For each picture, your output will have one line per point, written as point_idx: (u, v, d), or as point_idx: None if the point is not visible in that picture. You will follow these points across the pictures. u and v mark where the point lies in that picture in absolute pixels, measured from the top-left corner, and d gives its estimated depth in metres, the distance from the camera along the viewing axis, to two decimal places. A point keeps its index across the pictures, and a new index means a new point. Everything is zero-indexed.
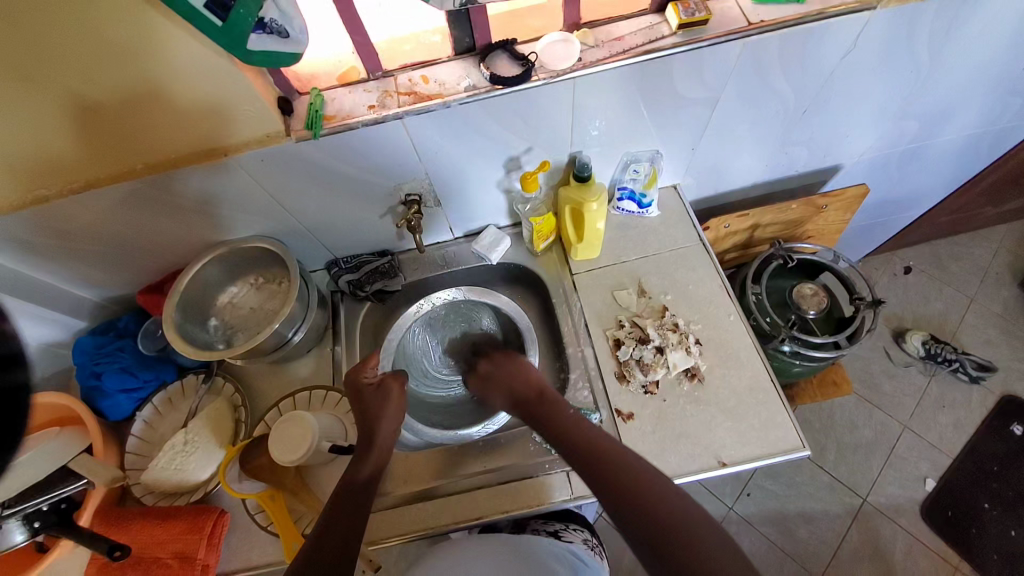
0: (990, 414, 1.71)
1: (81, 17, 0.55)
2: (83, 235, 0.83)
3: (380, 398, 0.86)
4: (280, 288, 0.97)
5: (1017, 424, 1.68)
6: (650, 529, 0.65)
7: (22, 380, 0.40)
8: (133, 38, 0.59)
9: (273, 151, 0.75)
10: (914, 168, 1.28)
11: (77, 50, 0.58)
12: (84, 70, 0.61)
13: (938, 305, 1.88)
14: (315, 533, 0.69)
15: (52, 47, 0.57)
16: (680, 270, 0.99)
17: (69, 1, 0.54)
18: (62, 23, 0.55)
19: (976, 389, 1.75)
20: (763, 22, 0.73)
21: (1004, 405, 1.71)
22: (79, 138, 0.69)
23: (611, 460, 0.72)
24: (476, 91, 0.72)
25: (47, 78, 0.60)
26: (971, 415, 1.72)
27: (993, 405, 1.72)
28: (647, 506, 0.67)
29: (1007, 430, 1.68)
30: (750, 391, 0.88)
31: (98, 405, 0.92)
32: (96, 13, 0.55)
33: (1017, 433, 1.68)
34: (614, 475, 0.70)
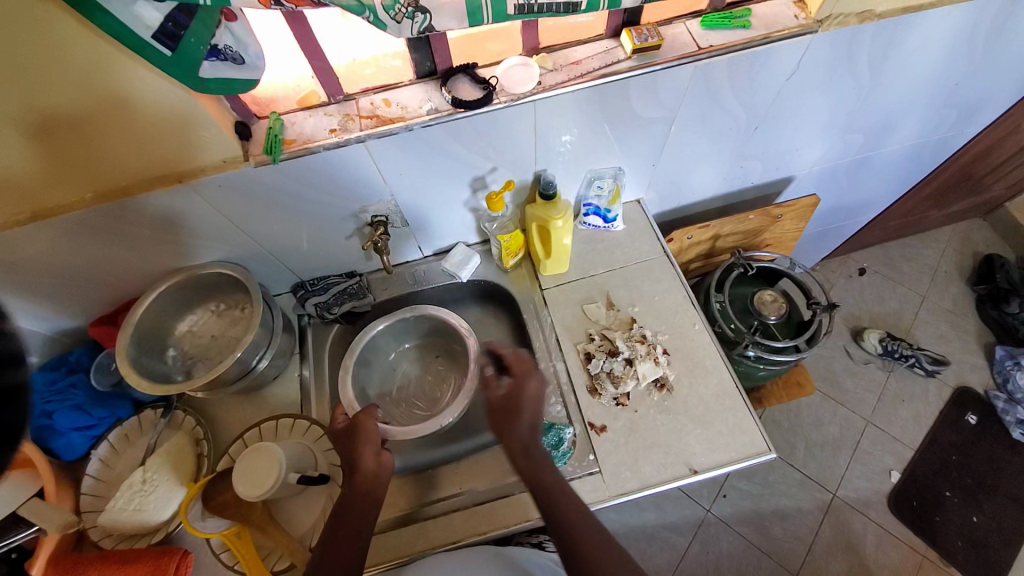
0: (946, 405, 1.81)
1: (12, 44, 0.53)
2: (29, 266, 0.79)
3: (349, 432, 0.82)
4: (242, 314, 0.94)
5: (969, 413, 1.79)
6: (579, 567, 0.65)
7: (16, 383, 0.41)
8: (79, 63, 0.56)
9: (233, 176, 0.74)
10: (861, 177, 1.36)
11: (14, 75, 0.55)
12: (24, 97, 0.58)
13: (892, 304, 1.98)
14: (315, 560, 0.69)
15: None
16: (646, 281, 1.02)
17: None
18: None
19: (931, 382, 1.85)
20: (712, 46, 0.77)
21: (958, 396, 1.82)
22: (20, 168, 0.65)
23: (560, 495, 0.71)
24: (438, 114, 0.73)
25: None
26: (928, 407, 1.81)
27: (948, 397, 1.83)
28: (583, 544, 0.66)
29: (960, 420, 1.79)
30: (718, 398, 0.90)
31: (50, 446, 0.86)
32: (38, 39, 0.53)
33: (969, 421, 1.78)
34: (563, 518, 0.68)
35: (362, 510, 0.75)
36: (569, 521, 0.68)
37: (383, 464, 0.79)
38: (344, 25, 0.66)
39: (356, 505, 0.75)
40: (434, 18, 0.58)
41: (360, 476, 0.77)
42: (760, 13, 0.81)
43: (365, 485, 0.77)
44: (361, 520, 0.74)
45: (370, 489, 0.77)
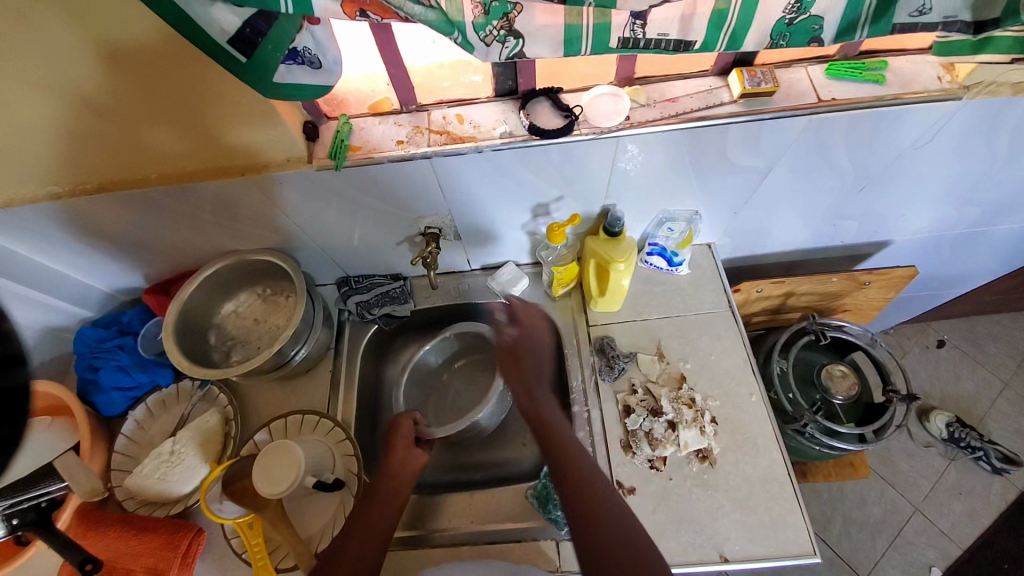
0: (1008, 508, 1.61)
1: (102, 29, 0.54)
2: (98, 229, 0.81)
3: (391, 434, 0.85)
4: (285, 302, 0.94)
5: None
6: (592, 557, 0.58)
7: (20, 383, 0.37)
8: (167, 55, 0.57)
9: (293, 175, 0.72)
10: (968, 250, 1.20)
11: (111, 61, 0.57)
12: (116, 82, 0.60)
13: (968, 386, 1.78)
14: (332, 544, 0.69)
15: (85, 56, 0.56)
16: (703, 336, 0.93)
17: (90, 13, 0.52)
18: (83, 33, 0.54)
19: (1000, 480, 1.65)
20: (835, 100, 0.67)
21: (1021, 500, 1.61)
22: (107, 147, 0.68)
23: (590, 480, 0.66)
24: (512, 139, 0.68)
25: (78, 86, 0.59)
26: (987, 506, 1.62)
27: (1011, 498, 1.62)
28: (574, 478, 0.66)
29: None
30: (764, 482, 0.81)
31: (93, 400, 0.91)
32: (134, 27, 0.54)
33: None
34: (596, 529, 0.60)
35: (382, 512, 0.73)
36: (595, 517, 0.62)
37: (408, 462, 0.81)
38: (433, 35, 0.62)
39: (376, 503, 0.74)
40: (527, 45, 0.52)
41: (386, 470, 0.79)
42: (899, 67, 0.70)
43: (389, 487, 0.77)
44: (376, 518, 0.72)
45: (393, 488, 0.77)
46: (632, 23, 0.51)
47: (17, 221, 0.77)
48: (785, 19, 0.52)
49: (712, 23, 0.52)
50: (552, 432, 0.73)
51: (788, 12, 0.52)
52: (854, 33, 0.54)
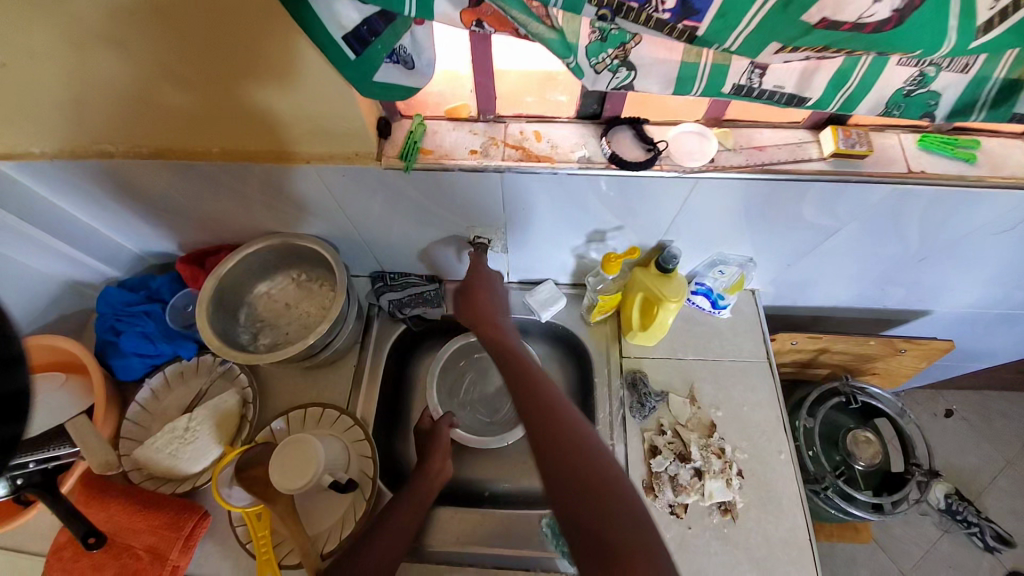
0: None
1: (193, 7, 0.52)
2: (144, 192, 0.79)
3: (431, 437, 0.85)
4: (320, 291, 0.92)
5: None
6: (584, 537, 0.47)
7: (18, 386, 0.38)
8: (254, 38, 0.55)
9: (356, 171, 0.70)
10: (1004, 330, 1.18)
11: (191, 39, 0.56)
12: (192, 57, 0.58)
13: (972, 459, 1.68)
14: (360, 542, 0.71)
15: (170, 25, 0.54)
16: (737, 385, 0.91)
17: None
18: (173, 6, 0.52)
19: None
20: (925, 173, 0.65)
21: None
22: (167, 114, 0.67)
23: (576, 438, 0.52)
24: (590, 165, 0.66)
25: (157, 55, 0.58)
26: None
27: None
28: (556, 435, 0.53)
29: None
30: (784, 544, 0.80)
31: (112, 363, 0.89)
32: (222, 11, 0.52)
33: None
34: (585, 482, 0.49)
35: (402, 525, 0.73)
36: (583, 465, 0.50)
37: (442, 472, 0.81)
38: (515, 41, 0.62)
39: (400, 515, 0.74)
40: (639, 77, 0.50)
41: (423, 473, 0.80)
42: (991, 148, 0.68)
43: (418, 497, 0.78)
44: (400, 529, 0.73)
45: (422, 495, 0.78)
46: (750, 70, 0.49)
47: (66, 173, 0.75)
48: (902, 91, 0.51)
49: (832, 81, 0.50)
50: (534, 380, 0.58)
51: (908, 83, 0.50)
52: (970, 113, 0.51)
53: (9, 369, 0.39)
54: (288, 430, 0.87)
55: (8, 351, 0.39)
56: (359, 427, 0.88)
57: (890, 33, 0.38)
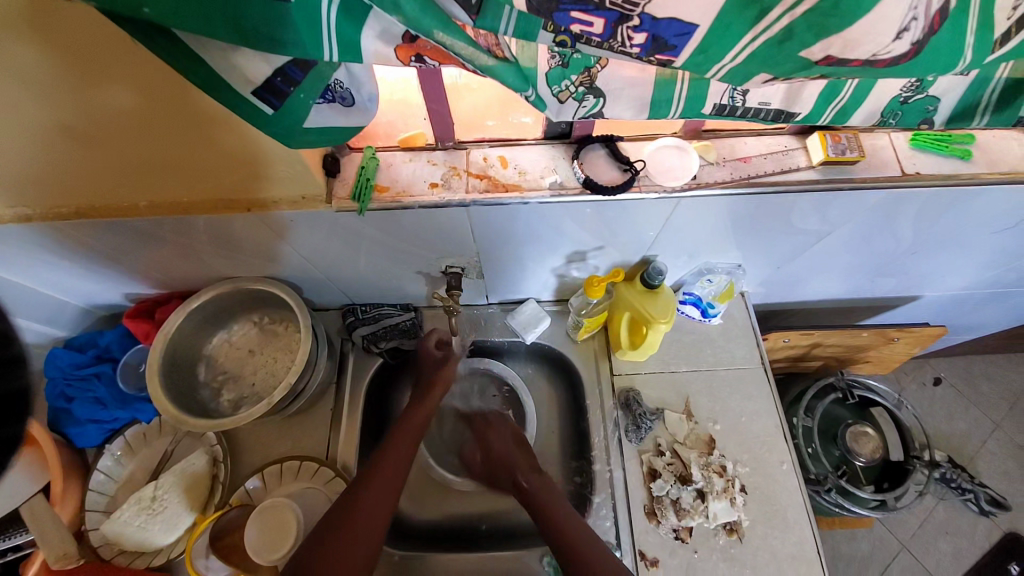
0: (991, 549, 1.53)
1: (87, 56, 0.45)
2: (77, 251, 0.72)
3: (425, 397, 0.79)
4: (286, 333, 0.85)
5: (1016, 564, 1.50)
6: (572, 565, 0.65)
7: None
8: (168, 86, 0.48)
9: (307, 214, 0.64)
10: (992, 305, 1.17)
11: (100, 90, 0.48)
12: (105, 107, 0.50)
13: (961, 425, 1.69)
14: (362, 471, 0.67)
15: (65, 78, 0.47)
16: (734, 396, 0.88)
17: (74, 40, 0.44)
18: (63, 57, 0.45)
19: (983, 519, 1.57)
20: (919, 174, 0.61)
21: (1005, 541, 1.53)
22: (84, 167, 0.58)
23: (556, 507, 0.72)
24: (562, 193, 0.60)
25: (57, 112, 0.51)
26: (972, 546, 1.54)
27: (995, 539, 1.54)
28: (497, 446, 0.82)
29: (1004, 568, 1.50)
30: (793, 561, 0.77)
31: (65, 433, 0.82)
32: (132, 62, 0.46)
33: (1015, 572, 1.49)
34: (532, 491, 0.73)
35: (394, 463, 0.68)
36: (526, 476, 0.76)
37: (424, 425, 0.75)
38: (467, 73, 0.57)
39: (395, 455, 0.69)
40: (608, 104, 0.45)
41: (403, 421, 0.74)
42: (985, 142, 0.64)
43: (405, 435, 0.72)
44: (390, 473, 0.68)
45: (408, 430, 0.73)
46: (731, 90, 0.43)
47: None
48: (900, 96, 0.45)
49: (823, 94, 0.44)
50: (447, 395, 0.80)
51: (904, 90, 0.45)
52: (972, 117, 0.47)
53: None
54: (264, 487, 0.82)
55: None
56: (340, 477, 0.82)
57: (903, 65, 0.34)
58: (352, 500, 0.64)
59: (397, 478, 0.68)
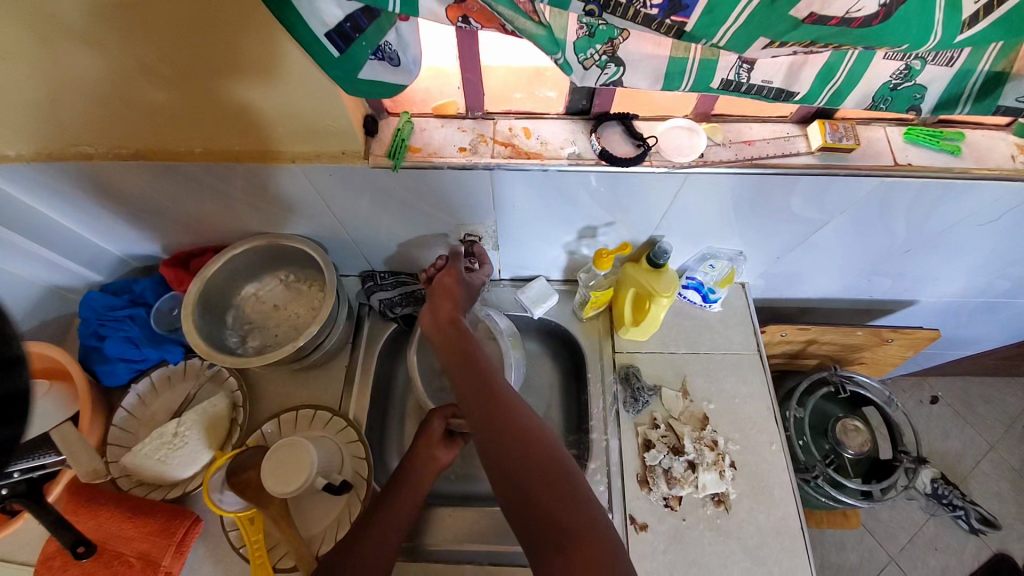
0: (979, 568, 1.44)
1: (167, 3, 0.51)
2: (128, 196, 0.78)
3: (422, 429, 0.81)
4: (310, 290, 0.91)
5: None
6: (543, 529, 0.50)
7: (18, 386, 0.41)
8: (235, 35, 0.54)
9: (344, 169, 0.70)
10: (987, 318, 1.20)
11: (174, 36, 0.54)
12: (171, 54, 0.57)
13: (955, 444, 1.60)
14: (373, 505, 0.74)
15: (146, 26, 0.53)
16: (729, 378, 0.92)
17: None
18: (147, 3, 0.51)
19: (973, 538, 1.48)
20: (911, 165, 0.67)
21: (993, 562, 1.44)
22: (145, 112, 0.65)
23: (516, 425, 0.56)
24: (579, 162, 0.66)
25: (132, 54, 0.56)
26: (961, 565, 1.45)
27: (983, 558, 1.45)
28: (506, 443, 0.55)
29: None
30: (777, 534, 0.81)
31: (96, 369, 0.88)
32: (209, 14, 0.52)
33: None
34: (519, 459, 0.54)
35: (398, 518, 0.73)
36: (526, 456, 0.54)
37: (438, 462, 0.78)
38: (497, 44, 0.63)
39: (400, 508, 0.74)
40: (627, 73, 0.50)
41: (414, 464, 0.78)
42: (975, 140, 0.69)
43: (411, 486, 0.76)
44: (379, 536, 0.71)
45: (414, 486, 0.76)
46: (738, 66, 0.49)
47: (48, 178, 0.74)
48: (889, 84, 0.51)
49: (819, 77, 0.50)
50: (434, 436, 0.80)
51: (894, 77, 0.50)
52: (956, 106, 0.52)
53: (10, 370, 0.41)
54: (278, 432, 0.87)
55: (8, 352, 0.41)
56: (352, 428, 0.87)
57: (877, 28, 0.39)
58: (378, 516, 0.73)
59: (409, 505, 0.75)
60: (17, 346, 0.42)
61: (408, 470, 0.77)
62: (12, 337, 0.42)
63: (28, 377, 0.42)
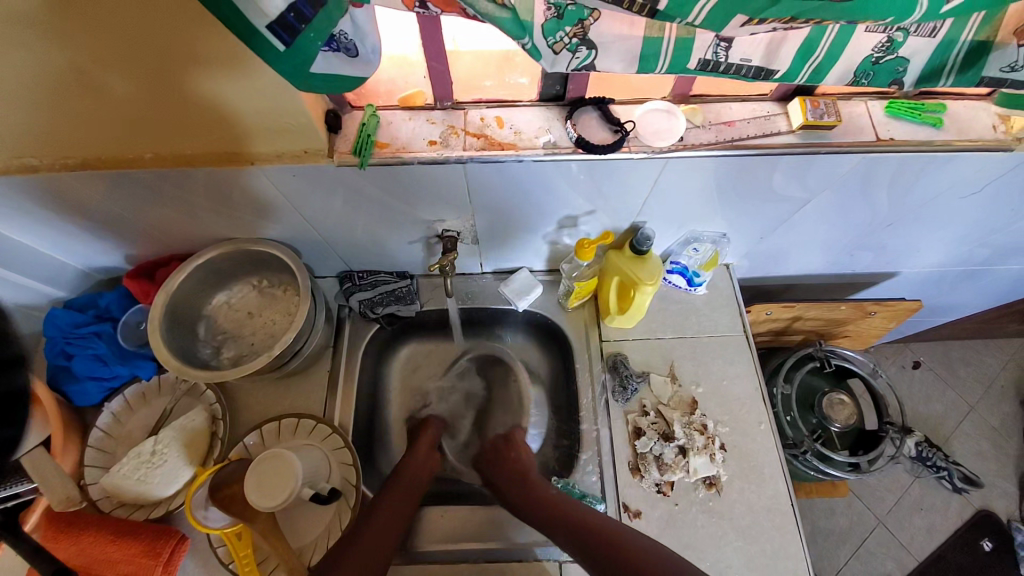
0: (962, 524, 1.50)
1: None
2: (82, 208, 0.74)
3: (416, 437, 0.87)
4: (284, 295, 0.88)
5: (988, 539, 1.48)
6: (575, 529, 0.69)
7: (22, 386, 0.39)
8: (175, 32, 0.50)
9: (309, 169, 0.66)
10: (967, 285, 1.21)
11: (107, 36, 0.50)
12: (109, 57, 0.52)
13: (937, 407, 1.65)
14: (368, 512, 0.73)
15: (76, 27, 0.49)
16: (717, 360, 0.92)
17: None
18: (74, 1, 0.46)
19: (956, 497, 1.53)
20: (893, 140, 0.65)
21: (976, 518, 1.50)
22: (88, 118, 0.60)
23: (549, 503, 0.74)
24: (555, 151, 0.64)
25: (66, 59, 0.52)
26: (944, 523, 1.50)
27: (966, 515, 1.51)
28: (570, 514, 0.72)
29: (976, 545, 1.47)
30: (768, 512, 0.82)
31: (64, 389, 0.84)
32: (144, 11, 0.48)
33: (987, 549, 1.47)
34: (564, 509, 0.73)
35: (392, 518, 0.73)
36: (585, 523, 0.70)
37: (425, 465, 0.83)
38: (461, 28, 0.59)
39: (388, 504, 0.74)
40: (599, 56, 0.47)
41: (407, 467, 0.81)
42: (956, 111, 0.68)
43: (403, 485, 0.78)
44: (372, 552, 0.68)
45: (409, 483, 0.79)
46: (715, 45, 0.47)
47: None
48: (871, 57, 0.49)
49: (799, 52, 0.48)
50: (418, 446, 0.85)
51: (876, 49, 0.48)
52: (938, 78, 0.50)
53: (10, 370, 0.39)
54: (262, 443, 0.85)
55: (9, 351, 0.38)
56: (338, 434, 0.85)
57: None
58: (373, 510, 0.73)
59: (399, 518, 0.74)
60: (19, 345, 0.40)
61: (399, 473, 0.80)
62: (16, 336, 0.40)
63: (31, 375, 0.40)
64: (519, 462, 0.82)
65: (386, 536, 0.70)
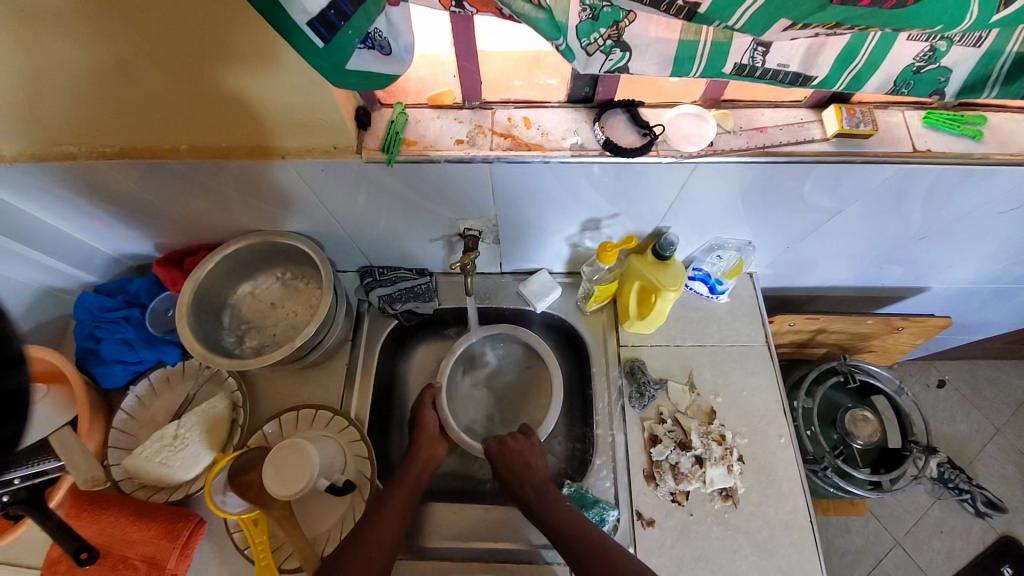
0: (985, 551, 1.44)
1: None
2: (117, 196, 0.76)
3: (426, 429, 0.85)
4: (307, 288, 0.89)
5: (1011, 567, 1.42)
6: (567, 538, 0.69)
7: (17, 385, 0.39)
8: (217, 28, 0.51)
9: (337, 164, 0.67)
10: (1000, 304, 1.17)
11: (152, 30, 0.51)
12: (153, 50, 0.54)
13: (962, 428, 1.59)
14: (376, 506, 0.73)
15: (123, 20, 0.50)
16: (737, 370, 0.90)
17: None
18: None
19: (979, 522, 1.48)
20: (930, 152, 0.63)
21: (1000, 544, 1.45)
22: (128, 109, 0.62)
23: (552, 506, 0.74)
24: (582, 153, 0.64)
25: (112, 52, 0.54)
26: (966, 548, 1.45)
27: (990, 542, 1.45)
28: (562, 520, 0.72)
29: (998, 572, 1.42)
30: (785, 528, 0.80)
31: (93, 371, 0.86)
32: (189, 6, 0.49)
33: None
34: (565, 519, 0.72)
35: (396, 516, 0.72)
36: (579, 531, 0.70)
37: (432, 455, 0.81)
38: (494, 28, 0.59)
39: (396, 500, 0.74)
40: (633, 58, 0.47)
41: (415, 456, 0.80)
42: (998, 123, 0.66)
43: (410, 481, 0.77)
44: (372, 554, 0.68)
45: (414, 478, 0.78)
46: (752, 49, 0.46)
47: (33, 178, 0.71)
48: (912, 66, 0.47)
49: (839, 58, 0.47)
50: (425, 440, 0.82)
51: (918, 58, 0.47)
52: (982, 90, 0.48)
53: (9, 368, 0.39)
54: (280, 432, 0.86)
55: (9, 350, 0.40)
56: (353, 427, 0.86)
57: (913, 8, 0.36)
58: (380, 507, 0.73)
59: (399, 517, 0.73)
60: (19, 343, 0.41)
61: (409, 465, 0.79)
62: (12, 336, 0.41)
63: (28, 374, 0.40)
64: (526, 457, 0.81)
65: (390, 533, 0.71)
